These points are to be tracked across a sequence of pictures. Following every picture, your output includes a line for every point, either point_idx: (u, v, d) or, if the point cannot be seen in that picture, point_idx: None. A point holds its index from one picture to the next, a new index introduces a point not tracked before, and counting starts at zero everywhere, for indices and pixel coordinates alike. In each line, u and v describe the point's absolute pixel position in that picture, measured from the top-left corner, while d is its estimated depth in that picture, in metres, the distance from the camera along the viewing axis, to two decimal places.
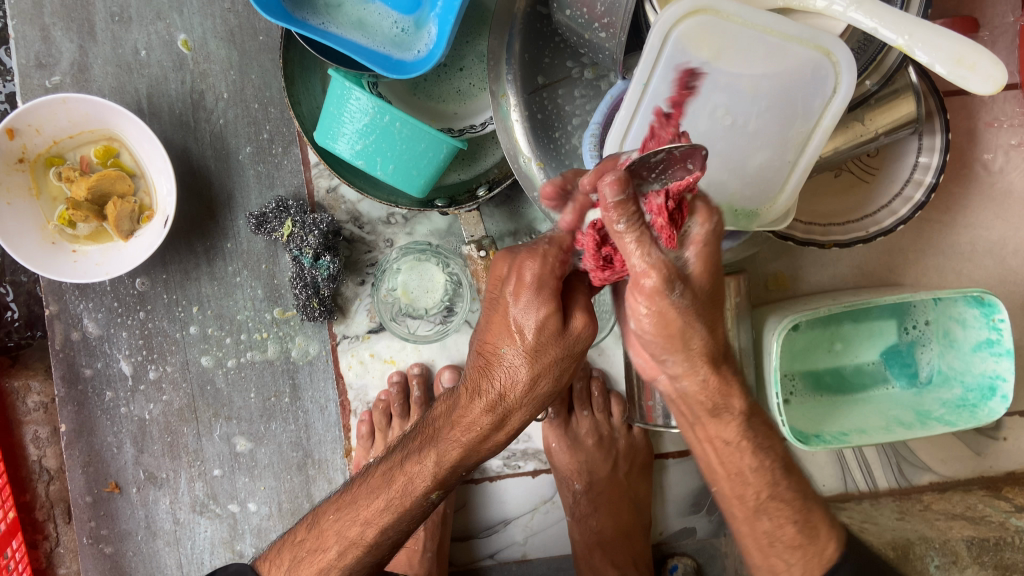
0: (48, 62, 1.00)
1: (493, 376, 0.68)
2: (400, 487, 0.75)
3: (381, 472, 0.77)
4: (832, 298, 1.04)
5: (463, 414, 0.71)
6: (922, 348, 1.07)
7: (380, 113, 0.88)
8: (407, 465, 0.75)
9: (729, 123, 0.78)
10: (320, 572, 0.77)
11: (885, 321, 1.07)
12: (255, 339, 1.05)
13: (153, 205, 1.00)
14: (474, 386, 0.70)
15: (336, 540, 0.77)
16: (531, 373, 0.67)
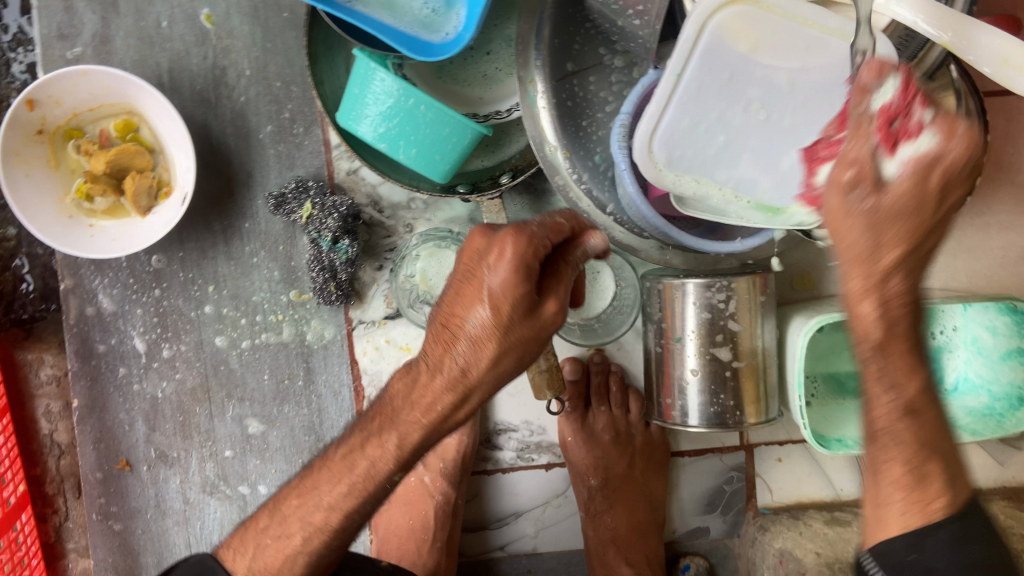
0: (70, 33, 0.99)
1: (456, 351, 0.63)
2: (364, 471, 0.70)
3: (340, 456, 0.72)
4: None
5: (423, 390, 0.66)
6: None
7: (405, 95, 0.86)
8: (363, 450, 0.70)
9: (763, 118, 0.76)
10: (286, 558, 0.73)
11: None
12: (270, 321, 1.04)
13: (171, 181, 0.99)
14: (435, 358, 0.65)
15: (301, 526, 0.73)
16: (498, 351, 0.63)
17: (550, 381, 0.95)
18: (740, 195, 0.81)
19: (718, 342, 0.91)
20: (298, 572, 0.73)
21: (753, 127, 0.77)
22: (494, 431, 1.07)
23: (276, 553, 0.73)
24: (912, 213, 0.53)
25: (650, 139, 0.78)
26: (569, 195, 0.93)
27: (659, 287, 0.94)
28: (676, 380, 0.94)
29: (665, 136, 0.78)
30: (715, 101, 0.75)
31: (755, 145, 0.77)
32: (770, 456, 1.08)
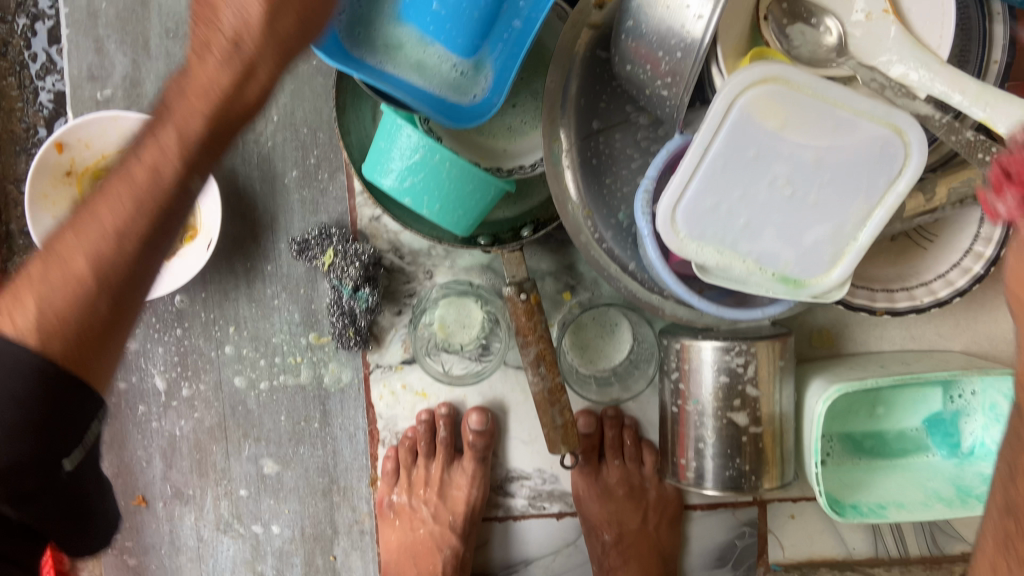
0: (100, 74, 0.99)
1: (222, 14, 0.62)
2: (148, 174, 0.61)
3: (120, 178, 0.61)
4: (878, 364, 1.01)
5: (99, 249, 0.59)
6: (965, 417, 1.02)
7: (431, 151, 0.87)
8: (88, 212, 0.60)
9: (788, 194, 0.76)
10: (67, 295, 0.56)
11: (929, 388, 1.03)
12: (289, 363, 1.05)
13: (197, 224, 0.99)
14: (198, 82, 0.63)
15: (51, 279, 0.57)
16: (266, 7, 0.61)
17: (565, 436, 0.95)
18: (763, 266, 0.80)
19: (736, 406, 0.91)
20: (59, 309, 0.56)
21: (779, 202, 0.77)
22: (508, 478, 1.08)
23: (62, 293, 0.56)
24: None
25: (674, 207, 0.78)
26: (591, 253, 0.94)
27: (677, 347, 0.94)
28: (692, 441, 0.93)
29: (690, 206, 0.78)
30: (741, 175, 0.76)
31: (780, 220, 0.77)
32: (783, 513, 1.08)
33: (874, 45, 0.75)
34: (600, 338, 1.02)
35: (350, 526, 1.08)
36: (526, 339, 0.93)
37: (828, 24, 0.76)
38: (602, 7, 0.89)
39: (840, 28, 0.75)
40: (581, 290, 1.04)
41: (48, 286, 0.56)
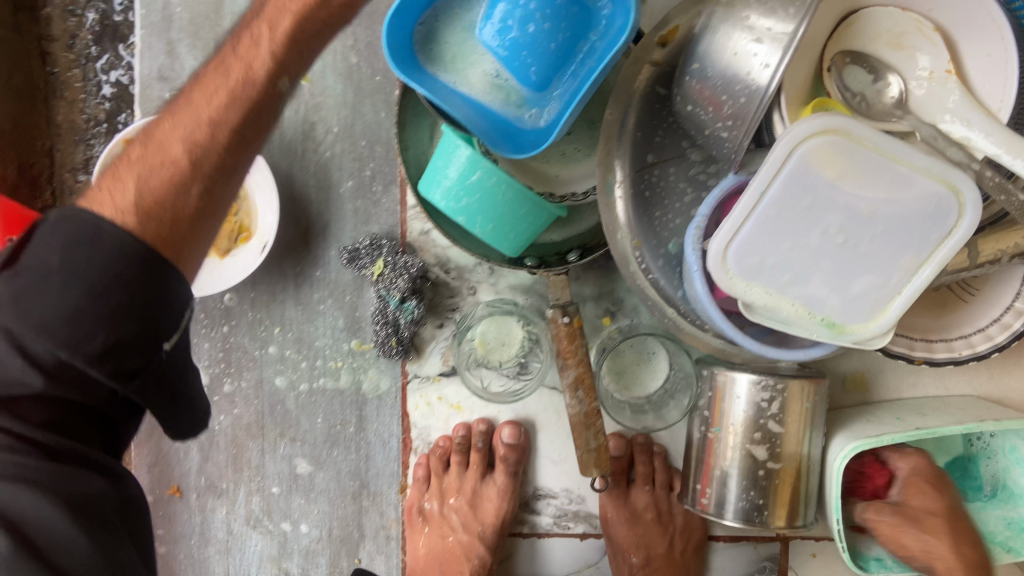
0: (170, 75, 1.02)
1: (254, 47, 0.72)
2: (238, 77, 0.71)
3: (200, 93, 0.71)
4: (895, 413, 1.01)
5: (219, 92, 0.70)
6: (987, 460, 1.01)
7: (488, 173, 0.89)
8: (207, 96, 0.70)
9: (841, 242, 0.78)
10: (177, 184, 0.66)
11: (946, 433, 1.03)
12: (330, 367, 1.07)
13: (251, 226, 1.02)
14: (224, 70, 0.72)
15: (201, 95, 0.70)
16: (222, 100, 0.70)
17: (597, 459, 0.97)
18: (812, 311, 0.82)
19: (756, 439, 0.93)
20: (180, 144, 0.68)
21: (831, 249, 0.79)
22: (534, 495, 1.10)
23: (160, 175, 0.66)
24: None
25: (726, 247, 0.80)
26: (636, 282, 0.96)
27: (711, 382, 0.96)
28: (716, 471, 0.95)
29: (742, 248, 0.80)
30: (794, 222, 0.78)
31: (830, 266, 0.80)
32: (805, 552, 1.09)
33: (934, 105, 0.77)
34: (636, 366, 1.04)
35: (376, 531, 1.10)
36: (567, 362, 0.95)
37: (891, 80, 0.79)
38: (664, 46, 0.89)
39: (903, 86, 0.78)
40: (620, 316, 1.06)
41: (148, 173, 0.66)
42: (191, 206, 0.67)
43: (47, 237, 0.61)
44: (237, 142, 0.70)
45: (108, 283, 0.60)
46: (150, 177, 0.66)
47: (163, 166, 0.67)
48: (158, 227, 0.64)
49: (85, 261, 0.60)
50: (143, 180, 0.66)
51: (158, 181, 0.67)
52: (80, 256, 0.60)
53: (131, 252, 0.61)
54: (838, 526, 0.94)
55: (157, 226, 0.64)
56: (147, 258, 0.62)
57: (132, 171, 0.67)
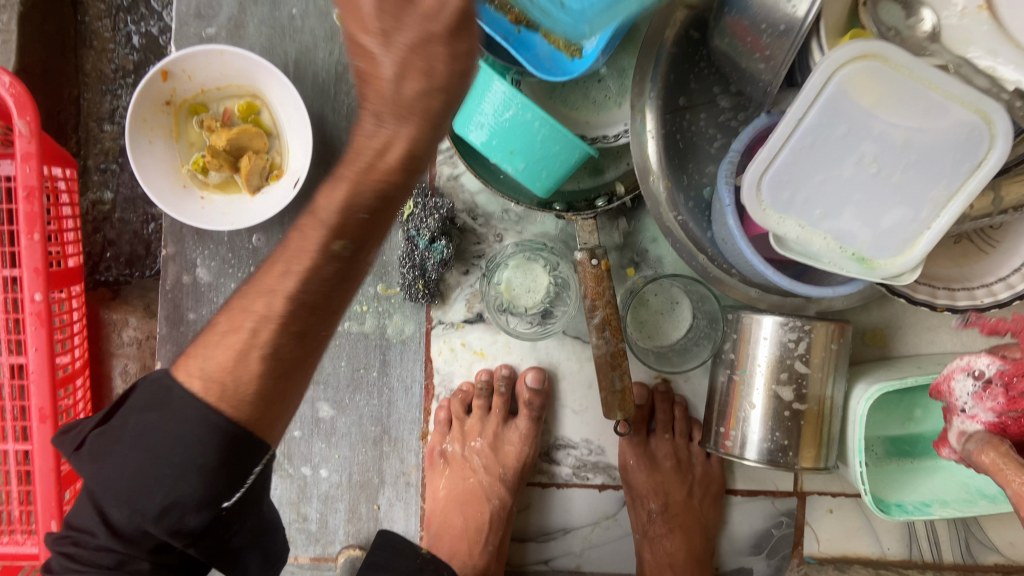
0: (207, 14, 1.04)
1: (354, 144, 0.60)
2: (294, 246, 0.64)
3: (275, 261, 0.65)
4: (915, 364, 1.03)
5: (311, 230, 0.64)
6: None
7: (522, 109, 0.89)
8: (250, 304, 0.65)
9: (873, 171, 0.79)
10: (239, 353, 0.66)
11: None
12: (355, 310, 1.07)
13: (283, 165, 1.04)
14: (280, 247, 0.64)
15: (244, 319, 0.66)
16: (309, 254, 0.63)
17: (622, 402, 0.98)
18: (842, 245, 0.83)
19: (782, 380, 0.93)
20: (247, 367, 0.65)
21: (863, 178, 0.80)
22: (555, 445, 1.10)
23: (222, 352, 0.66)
24: None
25: (761, 176, 0.81)
26: (664, 223, 0.97)
27: (737, 327, 0.97)
28: (738, 413, 0.97)
29: (776, 178, 0.81)
30: (829, 151, 0.79)
31: (862, 197, 0.81)
32: (822, 507, 1.11)
33: (966, 38, 0.79)
34: (660, 314, 1.04)
35: (396, 478, 1.10)
36: (595, 302, 0.95)
37: (924, 15, 0.80)
38: None
39: (936, 20, 0.80)
40: (645, 267, 1.07)
41: (208, 352, 0.67)
42: (289, 361, 0.67)
43: (133, 400, 0.68)
44: (291, 330, 0.65)
45: (172, 445, 0.64)
46: (242, 379, 0.66)
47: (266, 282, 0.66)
48: (221, 390, 0.65)
49: (150, 432, 0.65)
50: (207, 367, 0.67)
51: (220, 366, 0.66)
52: (149, 441, 0.65)
53: (210, 439, 0.64)
54: (859, 469, 0.95)
55: (244, 411, 0.65)
56: (228, 435, 0.65)
57: (216, 346, 0.67)
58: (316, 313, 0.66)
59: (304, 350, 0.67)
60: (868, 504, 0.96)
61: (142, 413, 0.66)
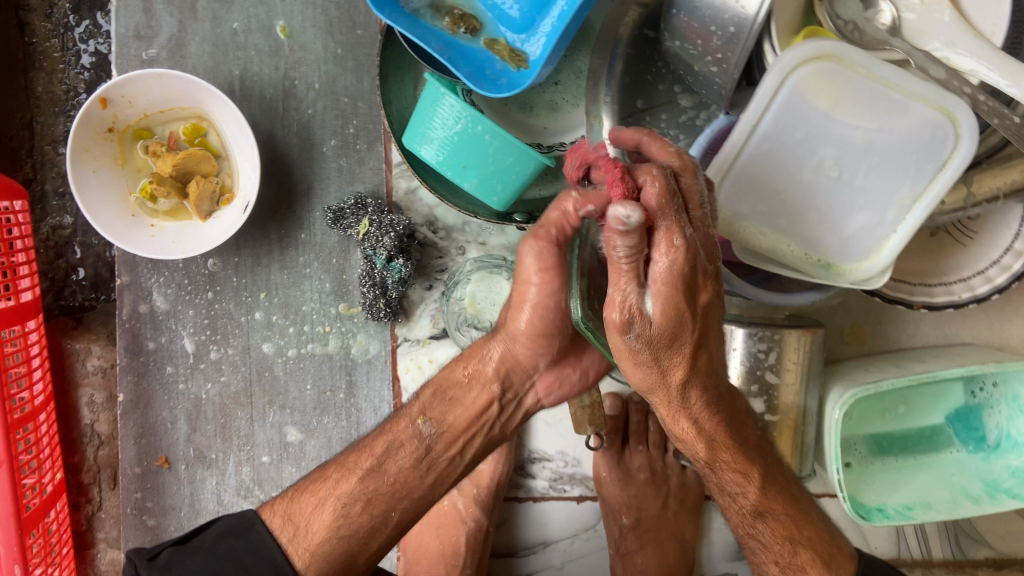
0: (146, 34, 1.00)
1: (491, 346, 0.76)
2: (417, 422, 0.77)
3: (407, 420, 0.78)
4: (893, 363, 1.00)
5: (453, 406, 0.77)
6: (988, 410, 1.01)
7: (472, 121, 0.86)
8: (344, 462, 0.78)
9: (835, 175, 0.75)
10: (319, 501, 0.76)
11: (949, 383, 1.02)
12: (318, 332, 1.05)
13: (234, 188, 1.01)
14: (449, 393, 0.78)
15: (337, 472, 0.78)
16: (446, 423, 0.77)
17: (591, 416, 0.95)
18: (808, 251, 0.79)
19: (753, 392, 0.92)
20: (325, 518, 0.75)
21: (825, 183, 0.76)
22: (528, 459, 1.07)
23: (315, 499, 0.77)
24: (675, 339, 0.60)
25: (719, 186, 0.77)
26: None
27: None
28: None
29: (736, 185, 0.77)
30: (788, 158, 0.75)
31: (825, 202, 0.77)
32: None
33: (927, 29, 0.75)
34: None
35: None
36: None
37: (882, 7, 0.77)
38: None
39: (894, 12, 0.76)
40: None
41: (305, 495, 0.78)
42: (359, 531, 0.75)
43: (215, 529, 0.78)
44: (369, 509, 0.75)
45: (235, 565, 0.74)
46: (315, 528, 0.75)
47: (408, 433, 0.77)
48: (294, 530, 0.76)
49: (226, 552, 0.75)
50: (291, 509, 0.77)
51: (300, 513, 0.76)
52: (224, 562, 0.74)
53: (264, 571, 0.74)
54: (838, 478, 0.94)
55: (314, 567, 0.74)
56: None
57: (303, 494, 0.78)
58: (395, 500, 0.76)
59: (381, 520, 0.76)
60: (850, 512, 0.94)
61: (221, 538, 0.76)
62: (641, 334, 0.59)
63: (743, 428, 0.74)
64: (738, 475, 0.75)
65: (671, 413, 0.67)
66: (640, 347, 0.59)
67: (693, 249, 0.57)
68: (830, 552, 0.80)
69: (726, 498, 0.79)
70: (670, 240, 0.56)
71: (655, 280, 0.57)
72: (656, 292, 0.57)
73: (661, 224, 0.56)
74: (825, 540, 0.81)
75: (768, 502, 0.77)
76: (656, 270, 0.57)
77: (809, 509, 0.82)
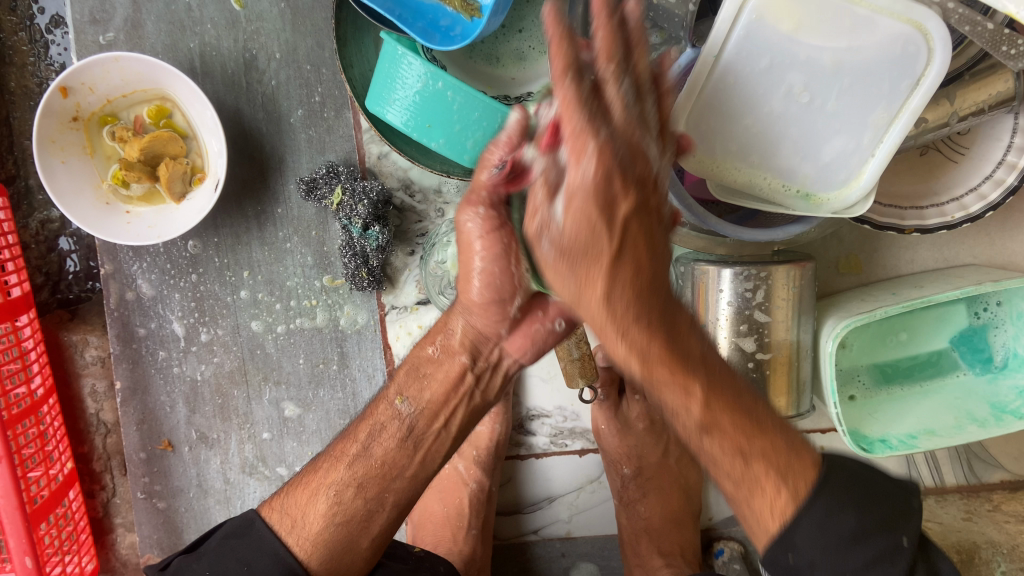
0: (101, 18, 0.98)
1: (451, 329, 0.77)
2: (384, 415, 0.77)
3: (384, 405, 0.78)
4: (889, 291, 0.97)
5: (428, 382, 0.78)
6: (994, 331, 0.97)
7: (433, 79, 0.82)
8: (331, 452, 0.78)
9: (806, 101, 0.72)
10: (311, 495, 0.75)
11: (951, 307, 0.97)
12: (305, 306, 1.04)
13: (205, 167, 1.00)
14: (427, 368, 0.78)
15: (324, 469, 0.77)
16: (436, 394, 0.77)
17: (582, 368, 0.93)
18: (783, 183, 0.77)
19: (742, 332, 0.90)
20: (320, 508, 0.74)
21: (796, 110, 0.73)
22: (527, 416, 1.06)
23: (303, 497, 0.76)
24: (593, 243, 0.54)
25: (686, 123, 0.74)
26: None
27: (694, 276, 0.92)
28: None
29: (702, 122, 0.74)
30: (754, 88, 0.72)
31: (798, 129, 0.74)
32: (814, 445, 1.07)
33: None
34: None
35: None
36: None
37: None
38: None
39: None
40: None
41: (287, 495, 0.77)
42: (356, 515, 0.74)
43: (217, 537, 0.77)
44: (362, 494, 0.75)
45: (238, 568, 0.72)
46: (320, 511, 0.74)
47: (387, 415, 0.77)
48: (292, 524, 0.74)
49: (229, 552, 0.73)
50: (286, 503, 0.76)
51: (294, 506, 0.75)
52: (228, 562, 0.72)
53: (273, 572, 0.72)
54: (836, 411, 0.92)
55: (318, 557, 0.73)
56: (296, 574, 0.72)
57: (298, 488, 0.76)
58: (385, 483, 0.75)
59: (379, 501, 0.75)
60: (848, 445, 0.92)
61: (225, 540, 0.74)
62: (552, 242, 0.56)
63: (685, 338, 0.62)
64: (678, 393, 0.63)
65: (599, 326, 0.59)
66: (550, 256, 0.56)
67: (607, 159, 0.51)
68: (792, 471, 0.63)
69: (667, 407, 0.65)
70: (579, 156, 0.51)
71: (562, 199, 0.53)
72: (566, 208, 0.53)
73: (565, 135, 0.51)
74: (786, 456, 0.64)
75: (715, 415, 0.63)
76: (568, 185, 0.53)
77: (765, 414, 0.66)
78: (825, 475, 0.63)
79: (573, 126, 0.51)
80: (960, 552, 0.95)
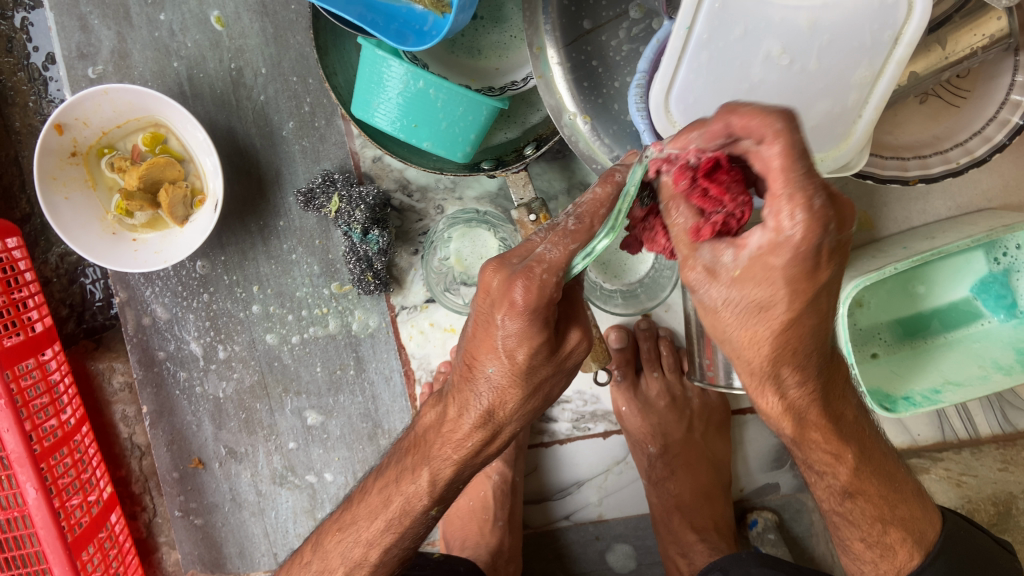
0: (89, 51, 1.00)
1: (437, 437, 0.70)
2: (398, 509, 0.73)
3: (377, 492, 0.76)
4: (900, 245, 0.95)
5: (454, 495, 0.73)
6: (1018, 275, 0.93)
7: (414, 79, 0.81)
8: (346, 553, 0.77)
9: (786, 63, 0.70)
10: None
11: (968, 254, 0.94)
12: (316, 315, 1.05)
13: (204, 188, 1.01)
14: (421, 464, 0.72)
15: (342, 561, 0.77)
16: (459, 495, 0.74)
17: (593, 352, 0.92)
18: None
19: None
20: None
21: (776, 75, 0.71)
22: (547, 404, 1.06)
23: None
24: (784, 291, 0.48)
25: (666, 100, 0.73)
26: (593, 161, 0.87)
27: None
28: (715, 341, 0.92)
29: (683, 93, 0.73)
30: (732, 59, 0.71)
31: (782, 94, 0.72)
32: None
33: None
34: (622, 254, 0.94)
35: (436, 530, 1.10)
36: None
37: None
38: None
39: None
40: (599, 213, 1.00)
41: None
42: None
43: None
44: None
45: None
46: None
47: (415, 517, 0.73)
48: None
49: None
50: None
51: None
52: None
53: None
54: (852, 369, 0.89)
55: None
56: None
57: None
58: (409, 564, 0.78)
59: None
60: (868, 403, 0.88)
61: None
62: (724, 297, 0.51)
63: (839, 402, 0.66)
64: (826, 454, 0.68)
65: (755, 386, 0.58)
66: (719, 307, 0.52)
67: (819, 225, 0.44)
68: (922, 528, 0.75)
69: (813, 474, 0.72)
70: (782, 216, 0.45)
71: (745, 250, 0.49)
72: (740, 259, 0.49)
73: (773, 192, 0.45)
74: (918, 517, 0.75)
75: (860, 483, 0.70)
76: (765, 239, 0.47)
77: (905, 484, 0.75)
78: (938, 549, 0.75)
79: (784, 182, 0.44)
80: (998, 503, 0.98)
